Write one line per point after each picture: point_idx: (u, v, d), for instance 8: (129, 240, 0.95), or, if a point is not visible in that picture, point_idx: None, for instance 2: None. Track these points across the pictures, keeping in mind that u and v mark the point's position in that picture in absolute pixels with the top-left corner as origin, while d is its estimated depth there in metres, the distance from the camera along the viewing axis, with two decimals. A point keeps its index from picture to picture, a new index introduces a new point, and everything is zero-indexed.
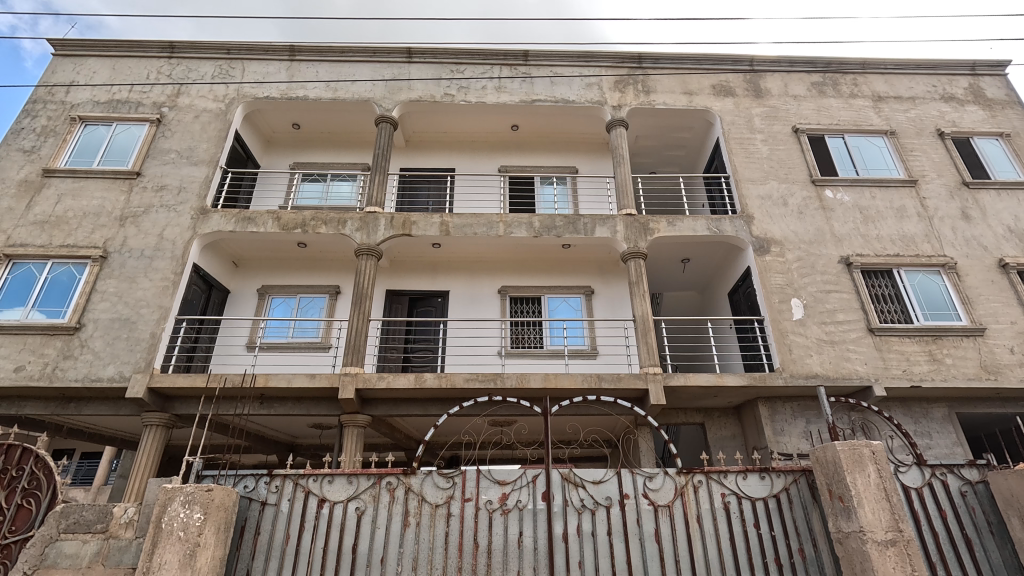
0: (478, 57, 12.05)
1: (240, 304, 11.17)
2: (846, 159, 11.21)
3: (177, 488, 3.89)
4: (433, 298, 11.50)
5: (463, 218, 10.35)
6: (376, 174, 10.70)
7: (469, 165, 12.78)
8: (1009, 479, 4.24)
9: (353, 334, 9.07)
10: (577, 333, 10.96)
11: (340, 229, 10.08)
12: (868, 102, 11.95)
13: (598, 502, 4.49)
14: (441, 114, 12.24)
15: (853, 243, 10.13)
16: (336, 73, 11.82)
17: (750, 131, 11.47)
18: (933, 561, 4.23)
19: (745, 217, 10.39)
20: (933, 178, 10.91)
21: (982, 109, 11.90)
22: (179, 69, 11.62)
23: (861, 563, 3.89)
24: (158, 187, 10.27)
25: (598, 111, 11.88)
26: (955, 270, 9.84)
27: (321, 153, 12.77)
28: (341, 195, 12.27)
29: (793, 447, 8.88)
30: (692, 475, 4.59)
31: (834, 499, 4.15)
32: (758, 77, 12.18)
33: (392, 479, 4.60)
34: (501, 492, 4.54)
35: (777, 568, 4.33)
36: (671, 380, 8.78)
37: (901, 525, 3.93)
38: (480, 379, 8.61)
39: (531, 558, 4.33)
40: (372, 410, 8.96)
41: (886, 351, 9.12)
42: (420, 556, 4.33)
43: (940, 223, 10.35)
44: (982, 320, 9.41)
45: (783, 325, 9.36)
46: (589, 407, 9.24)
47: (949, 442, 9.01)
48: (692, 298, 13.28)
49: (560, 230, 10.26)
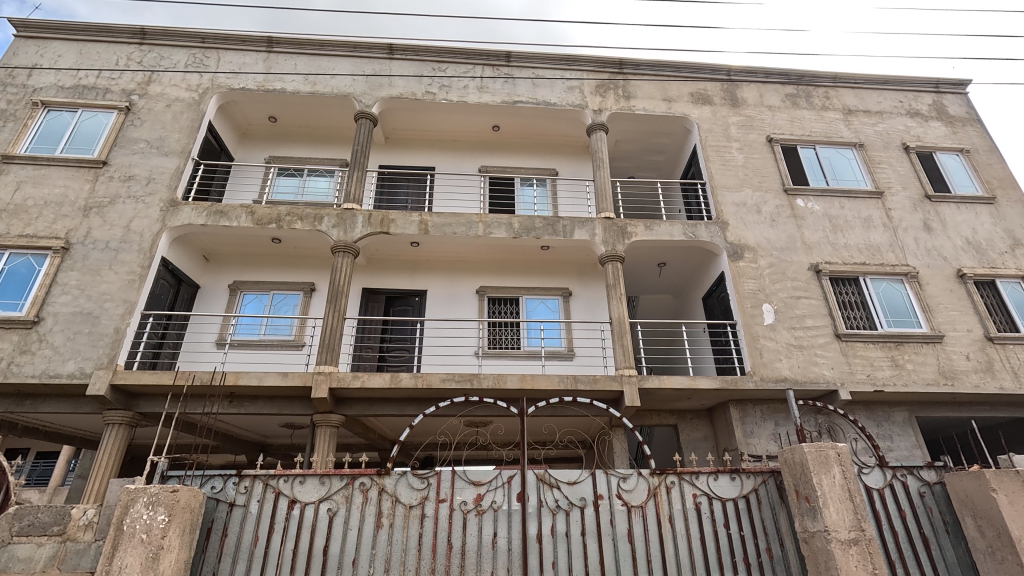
0: (460, 56, 12.02)
1: (210, 300, 10.87)
2: (817, 170, 11.55)
3: (140, 489, 3.75)
4: (410, 297, 11.43)
5: (442, 218, 10.29)
6: (354, 171, 10.53)
7: (450, 163, 12.72)
8: (964, 480, 4.41)
9: (328, 333, 8.90)
10: (554, 334, 11.02)
11: (316, 225, 9.91)
12: (839, 115, 12.33)
13: (572, 503, 4.51)
14: (420, 112, 12.13)
15: (822, 250, 10.43)
16: (314, 67, 11.62)
17: (726, 139, 11.72)
18: (892, 560, 4.39)
19: (720, 223, 10.60)
20: (898, 190, 11.32)
21: (944, 125, 12.42)
22: (150, 56, 11.24)
23: (825, 562, 4.00)
24: (126, 177, 9.93)
25: (579, 114, 11.95)
26: (916, 279, 10.23)
27: (298, 147, 12.52)
28: (318, 190, 12.05)
29: (762, 449, 9.09)
30: (665, 476, 4.65)
31: (801, 499, 4.27)
32: (735, 87, 12.47)
33: (366, 479, 4.55)
34: (476, 493, 4.52)
35: (745, 567, 4.42)
36: (645, 383, 8.87)
37: (863, 524, 4.05)
38: (457, 379, 8.53)
39: (504, 559, 4.33)
40: (346, 410, 8.83)
41: (851, 356, 9.42)
42: (393, 557, 4.29)
43: (904, 234, 10.75)
44: (941, 327, 9.80)
45: (755, 329, 9.57)
46: (566, 408, 9.28)
47: (909, 445, 9.35)
48: (667, 301, 13.52)
49: (539, 232, 10.27)
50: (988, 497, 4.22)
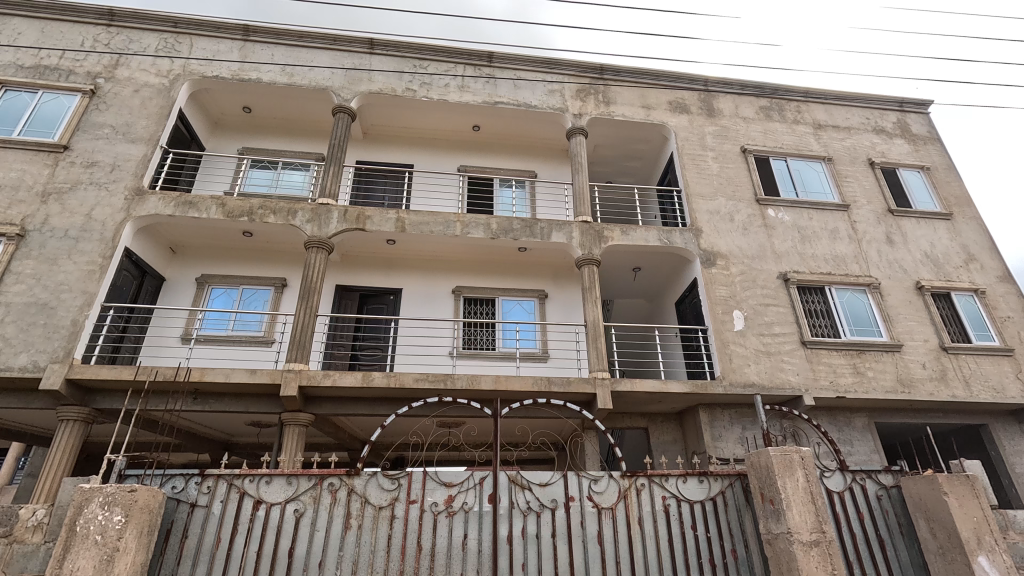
0: (442, 54, 11.96)
1: (176, 293, 10.51)
2: (787, 181, 11.88)
3: (95, 489, 3.60)
4: (385, 296, 11.29)
5: (419, 216, 10.20)
6: (331, 165, 10.34)
7: (429, 161, 12.62)
8: (919, 484, 4.60)
9: (299, 330, 8.71)
10: (529, 336, 11.04)
11: (289, 220, 9.70)
12: (809, 129, 12.72)
13: (543, 504, 4.51)
14: (400, 109, 12.00)
15: (791, 260, 10.74)
16: (292, 58, 11.38)
17: (702, 148, 11.95)
18: (850, 561, 4.54)
19: (694, 230, 10.80)
20: (864, 204, 11.74)
21: (907, 143, 12.95)
22: (118, 39, 10.81)
23: (787, 563, 4.10)
24: (89, 163, 9.53)
25: (559, 117, 12.02)
26: (878, 290, 10.62)
27: (272, 139, 12.23)
28: (292, 184, 11.80)
29: (729, 452, 9.29)
30: (636, 479, 4.70)
31: (765, 502, 4.39)
32: (711, 97, 12.75)
33: (334, 480, 4.46)
34: (447, 494, 4.49)
35: (710, 568, 4.50)
36: (618, 386, 8.96)
37: (824, 527, 4.18)
38: (430, 379, 8.45)
39: (474, 561, 4.31)
40: (315, 408, 8.66)
41: (816, 363, 9.71)
42: (360, 559, 4.23)
43: (867, 246, 11.15)
44: (900, 337, 10.20)
45: (725, 335, 9.78)
46: (539, 410, 9.30)
47: (867, 449, 9.69)
48: (641, 305, 13.70)
49: (517, 233, 10.28)
50: (940, 500, 4.40)
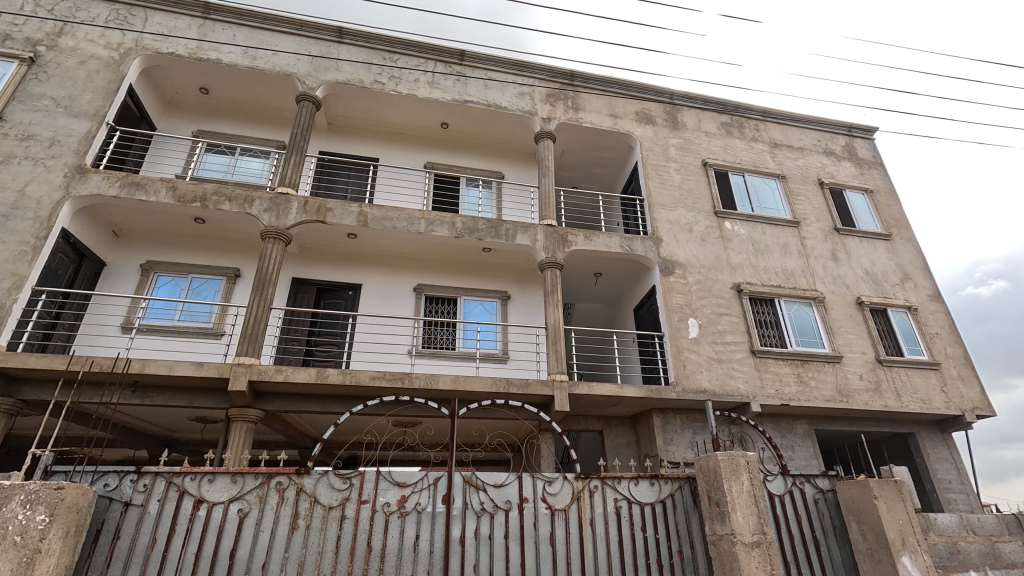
0: (413, 49, 11.81)
1: (117, 279, 9.91)
2: (744, 196, 12.36)
3: (17, 486, 3.34)
4: (344, 291, 11.02)
5: (383, 211, 10.03)
6: (292, 154, 10.02)
7: (395, 156, 12.42)
8: (852, 488, 4.86)
9: (251, 323, 8.38)
10: (489, 337, 11.03)
11: (246, 208, 9.34)
12: (766, 147, 13.28)
13: (497, 505, 4.51)
14: (368, 101, 11.76)
15: (744, 271, 11.17)
16: (255, 40, 10.98)
17: (665, 159, 12.28)
18: (787, 561, 4.75)
19: (654, 239, 11.07)
20: (813, 221, 12.35)
21: (854, 166, 13.72)
22: (63, 6, 10.12)
23: (730, 562, 4.25)
24: (24, 136, 8.89)
25: (528, 120, 12.08)
26: (822, 304, 11.19)
27: (230, 123, 11.74)
28: (250, 171, 11.36)
29: (679, 456, 9.56)
30: (589, 480, 4.77)
31: (712, 504, 4.54)
32: (676, 110, 13.12)
33: (283, 479, 4.32)
34: (400, 494, 4.42)
35: (657, 568, 4.61)
36: (575, 389, 9.07)
37: (764, 528, 4.35)
38: (387, 378, 8.30)
39: (425, 563, 4.26)
40: (265, 405, 8.36)
41: (763, 371, 10.13)
42: (307, 561, 4.10)
43: (815, 261, 11.74)
44: (840, 349, 10.77)
45: (680, 342, 10.06)
46: (496, 411, 9.30)
47: (807, 455, 10.18)
48: (601, 310, 13.93)
49: (481, 233, 10.25)
50: (870, 504, 4.67)
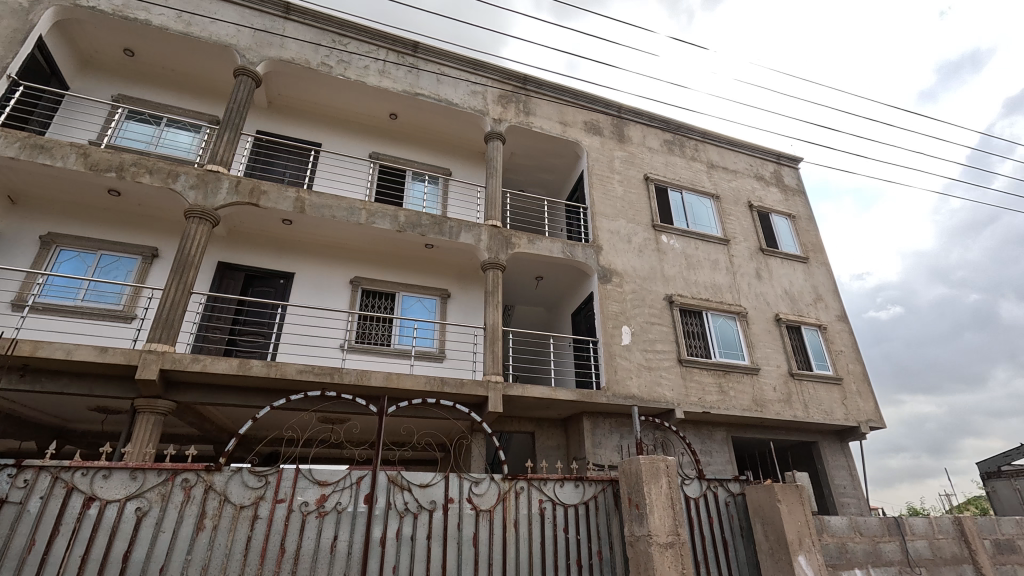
0: (365, 34, 11.47)
1: (10, 250, 8.88)
2: (681, 212, 12.95)
3: None
4: (274, 279, 10.49)
5: (322, 198, 9.65)
6: (226, 131, 9.42)
7: (339, 143, 11.98)
8: (759, 493, 5.18)
9: (167, 308, 7.77)
10: (426, 334, 10.87)
11: (169, 183, 8.69)
12: (703, 167, 13.99)
13: (422, 506, 4.43)
14: (313, 83, 11.29)
15: (676, 284, 11.69)
16: (191, 5, 10.27)
17: (610, 170, 12.64)
18: (698, 561, 4.99)
19: (595, 247, 11.35)
20: (741, 241, 13.13)
21: (780, 192, 14.73)
22: None
23: (645, 562, 4.41)
24: None
25: (479, 120, 12.04)
26: (745, 319, 11.91)
27: (157, 91, 10.86)
28: (177, 145, 10.56)
29: (605, 459, 9.84)
30: (515, 481, 4.79)
31: (632, 506, 4.70)
32: (623, 124, 13.55)
33: (190, 476, 4.02)
34: (320, 494, 4.24)
35: (577, 568, 4.70)
36: (509, 390, 9.11)
37: (678, 530, 4.55)
38: (316, 372, 7.97)
39: (342, 565, 4.11)
40: (177, 396, 7.80)
41: (688, 380, 10.63)
42: (211, 563, 3.85)
43: (740, 278, 12.48)
44: (758, 361, 11.51)
45: (613, 348, 10.37)
46: (428, 410, 9.16)
47: (723, 460, 10.78)
48: (539, 313, 14.10)
49: (424, 229, 10.10)
50: (774, 506, 5.00)
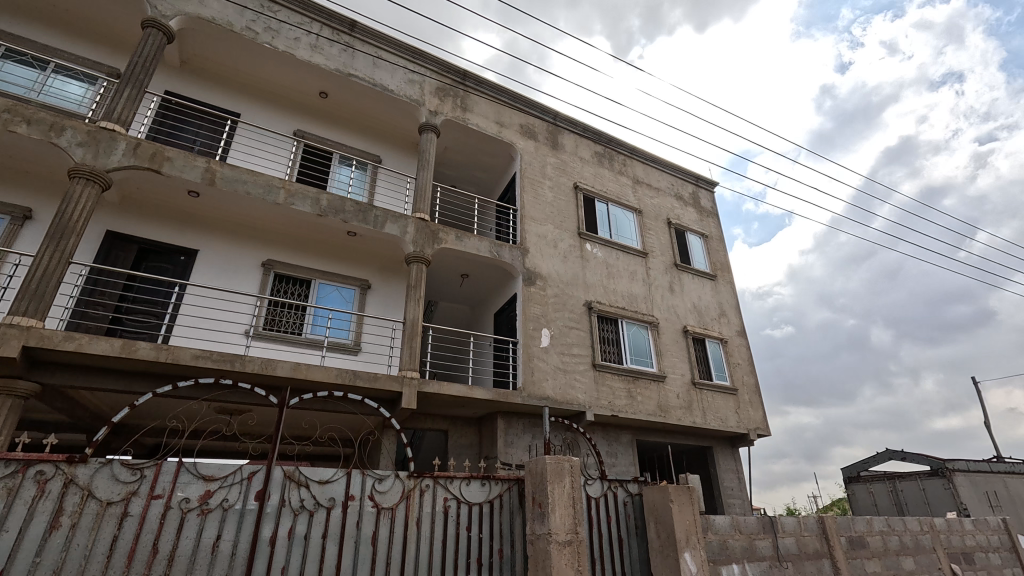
0: (297, 5, 10.86)
1: None
2: (605, 222, 13.43)
3: None
4: (174, 255, 9.61)
5: (236, 172, 8.97)
6: (128, 87, 8.46)
7: (260, 115, 11.20)
8: (655, 493, 5.47)
9: (37, 278, 6.83)
10: (342, 325, 10.43)
11: (51, 136, 7.68)
12: (629, 182, 14.62)
13: (319, 503, 4.22)
14: (235, 47, 10.48)
15: (596, 291, 12.10)
16: None
17: (542, 175, 12.86)
18: (594, 558, 5.17)
19: (522, 249, 11.47)
20: (658, 255, 13.85)
21: (697, 212, 15.73)
22: None
23: (543, 561, 4.49)
24: None
25: (414, 109, 11.76)
26: (656, 328, 12.58)
27: (44, 30, 9.56)
28: (65, 95, 9.37)
29: (516, 458, 9.95)
30: (421, 479, 4.70)
31: (535, 505, 4.78)
32: (558, 131, 13.84)
33: (46, 468, 3.57)
34: (205, 489, 3.92)
35: (477, 567, 4.69)
36: (425, 386, 8.95)
37: (577, 528, 4.67)
38: (213, 358, 7.38)
39: (223, 566, 3.81)
40: (41, 377, 6.95)
41: (601, 384, 11.03)
42: (65, 566, 3.44)
43: (655, 290, 13.16)
44: (665, 369, 12.19)
45: (531, 349, 10.53)
46: (337, 404, 8.79)
47: (627, 462, 11.28)
48: (461, 311, 14.03)
49: (347, 216, 9.69)
50: (666, 506, 5.29)
